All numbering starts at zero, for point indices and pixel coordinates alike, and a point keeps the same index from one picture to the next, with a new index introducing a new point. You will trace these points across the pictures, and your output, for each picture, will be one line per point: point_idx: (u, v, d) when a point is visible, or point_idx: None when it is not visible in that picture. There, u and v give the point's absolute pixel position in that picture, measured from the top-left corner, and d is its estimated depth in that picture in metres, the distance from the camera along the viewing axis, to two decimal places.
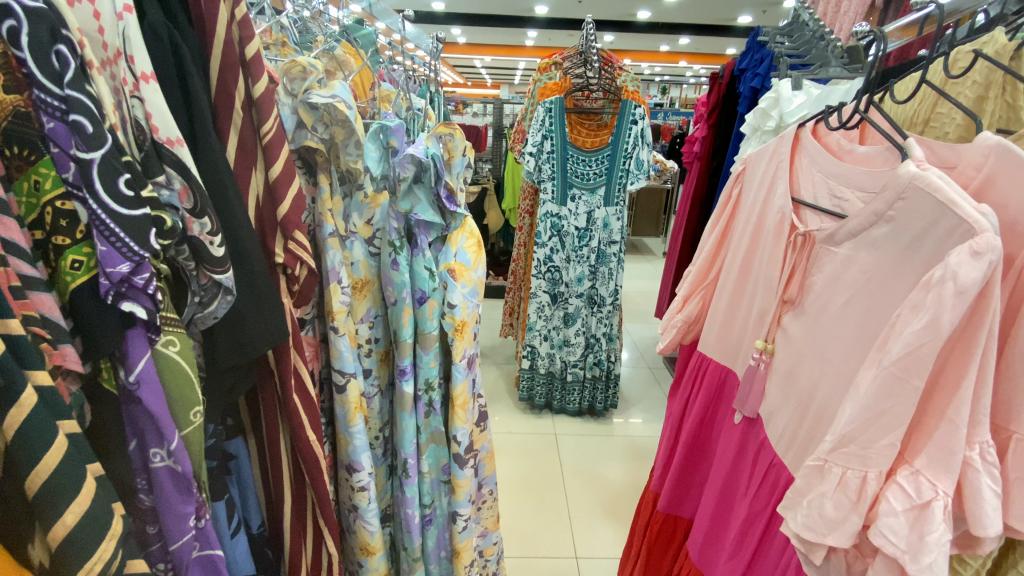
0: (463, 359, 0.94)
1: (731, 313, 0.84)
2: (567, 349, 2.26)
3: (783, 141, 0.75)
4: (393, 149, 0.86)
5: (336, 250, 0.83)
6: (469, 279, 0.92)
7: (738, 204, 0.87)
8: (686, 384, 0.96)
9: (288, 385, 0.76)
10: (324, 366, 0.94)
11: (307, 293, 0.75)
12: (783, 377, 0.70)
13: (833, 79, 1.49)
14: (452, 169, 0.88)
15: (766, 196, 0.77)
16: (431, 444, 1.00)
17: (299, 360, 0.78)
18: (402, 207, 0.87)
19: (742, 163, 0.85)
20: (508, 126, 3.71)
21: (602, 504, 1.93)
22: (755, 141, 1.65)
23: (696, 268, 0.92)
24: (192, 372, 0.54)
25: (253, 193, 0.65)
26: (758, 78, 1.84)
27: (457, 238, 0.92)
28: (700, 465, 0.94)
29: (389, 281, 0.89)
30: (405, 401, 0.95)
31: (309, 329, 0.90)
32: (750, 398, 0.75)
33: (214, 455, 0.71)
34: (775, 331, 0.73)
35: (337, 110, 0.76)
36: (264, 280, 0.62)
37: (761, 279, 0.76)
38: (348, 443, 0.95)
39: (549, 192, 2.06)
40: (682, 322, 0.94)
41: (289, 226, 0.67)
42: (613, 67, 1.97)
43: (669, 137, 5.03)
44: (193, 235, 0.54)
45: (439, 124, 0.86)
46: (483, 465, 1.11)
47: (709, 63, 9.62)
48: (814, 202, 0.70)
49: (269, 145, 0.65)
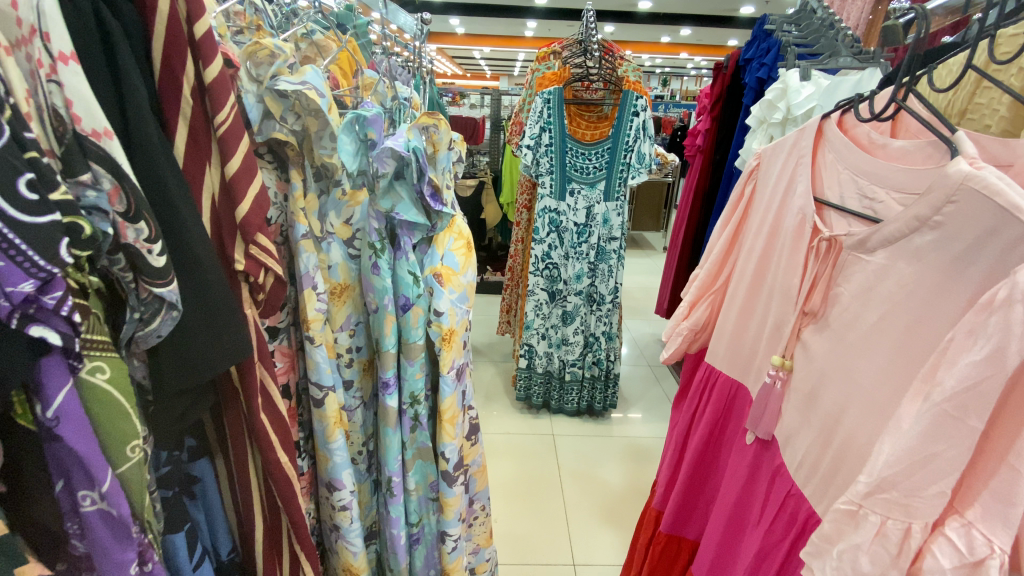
0: (451, 370, 0.87)
1: (744, 322, 0.77)
2: (565, 348, 2.19)
3: (803, 133, 0.68)
4: (371, 142, 0.79)
5: (310, 253, 0.76)
6: (458, 283, 0.84)
7: (751, 202, 0.80)
8: (692, 397, 0.89)
9: (254, 404, 0.69)
10: (301, 378, 0.87)
11: (274, 303, 0.68)
12: (803, 398, 0.63)
13: (842, 70, 1.44)
14: (437, 164, 0.79)
15: (784, 195, 0.70)
16: (418, 461, 0.93)
17: (266, 374, 0.70)
18: (382, 206, 0.78)
19: (756, 158, 0.78)
20: (506, 117, 3.62)
21: (600, 508, 1.87)
22: (761, 134, 1.57)
23: (704, 272, 0.85)
24: (127, 403, 0.47)
25: (206, 193, 0.58)
26: (764, 68, 1.74)
27: (444, 240, 0.84)
28: (707, 484, 0.87)
29: (370, 287, 0.81)
30: (389, 415, 0.87)
31: (283, 338, 0.82)
32: (764, 418, 0.68)
33: (171, 483, 0.64)
34: (795, 346, 0.65)
35: (308, 99, 0.69)
36: (217, 291, 0.55)
37: (779, 287, 0.69)
38: (327, 460, 0.88)
39: (546, 186, 1.98)
40: (688, 330, 0.87)
41: (249, 229, 0.60)
42: (613, 57, 1.89)
43: (670, 130, 4.93)
44: (127, 243, 0.47)
45: (422, 113, 0.76)
46: (475, 480, 1.04)
47: (711, 54, 9.49)
48: (840, 202, 0.63)
49: (225, 137, 0.58)
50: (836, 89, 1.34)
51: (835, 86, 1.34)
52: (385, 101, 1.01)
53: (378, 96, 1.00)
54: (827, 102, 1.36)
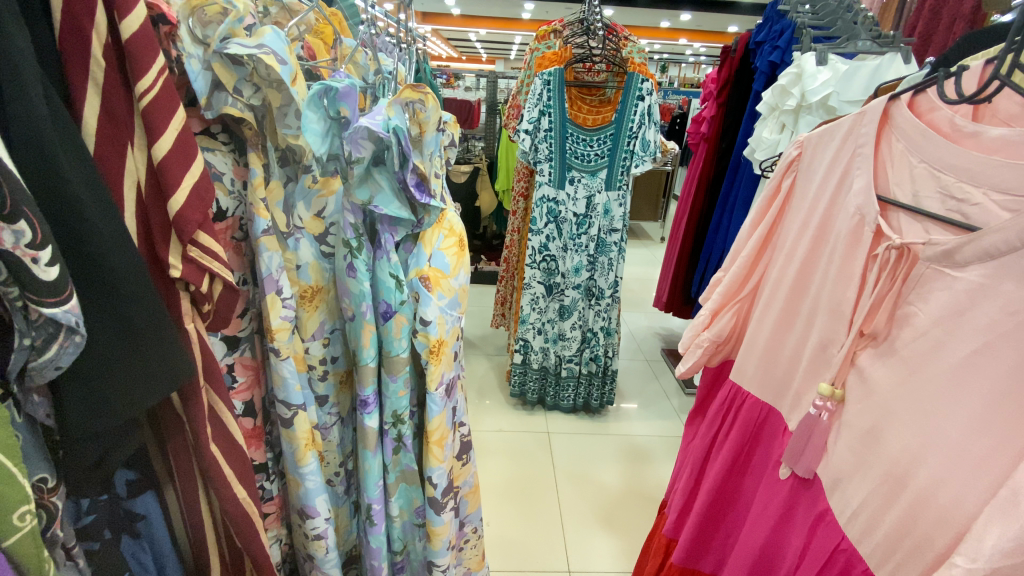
0: (440, 386, 0.76)
1: (779, 337, 0.67)
2: (561, 344, 2.08)
3: (864, 117, 0.57)
4: (343, 120, 0.65)
5: (273, 251, 0.65)
6: (448, 288, 0.72)
7: (790, 198, 0.69)
8: (711, 417, 0.79)
9: (203, 435, 0.58)
10: (267, 394, 0.76)
11: (225, 315, 0.57)
12: (860, 436, 0.53)
13: (860, 55, 1.36)
14: (423, 148, 0.66)
15: (836, 191, 0.59)
16: (402, 484, 0.83)
17: (216, 398, 0.59)
18: (359, 197, 0.65)
19: (797, 146, 0.67)
20: (503, 101, 3.47)
21: (597, 510, 1.78)
22: (771, 123, 1.43)
23: (730, 277, 0.75)
24: (13, 464, 0.38)
25: (130, 181, 0.46)
26: (777, 51, 1.60)
27: (433, 238, 0.71)
28: (728, 516, 0.77)
29: (345, 291, 0.70)
30: (368, 437, 0.76)
31: (244, 349, 0.71)
32: (806, 454, 0.58)
33: (94, 536, 0.53)
34: (848, 372, 0.56)
35: (265, 65, 0.57)
36: (141, 310, 0.45)
37: (827, 301, 0.59)
38: (298, 485, 0.77)
39: (546, 174, 1.85)
40: (709, 343, 0.77)
41: (186, 227, 0.48)
42: (617, 37, 1.77)
43: (668, 117, 4.78)
44: (3, 249, 0.35)
45: (404, 85, 0.63)
46: (466, 502, 0.94)
47: (710, 41, 9.30)
48: (912, 201, 0.53)
49: (150, 112, 0.46)
50: (854, 76, 1.22)
51: (854, 71, 1.23)
52: (367, 75, 0.90)
53: (359, 69, 0.89)
54: (846, 89, 1.25)
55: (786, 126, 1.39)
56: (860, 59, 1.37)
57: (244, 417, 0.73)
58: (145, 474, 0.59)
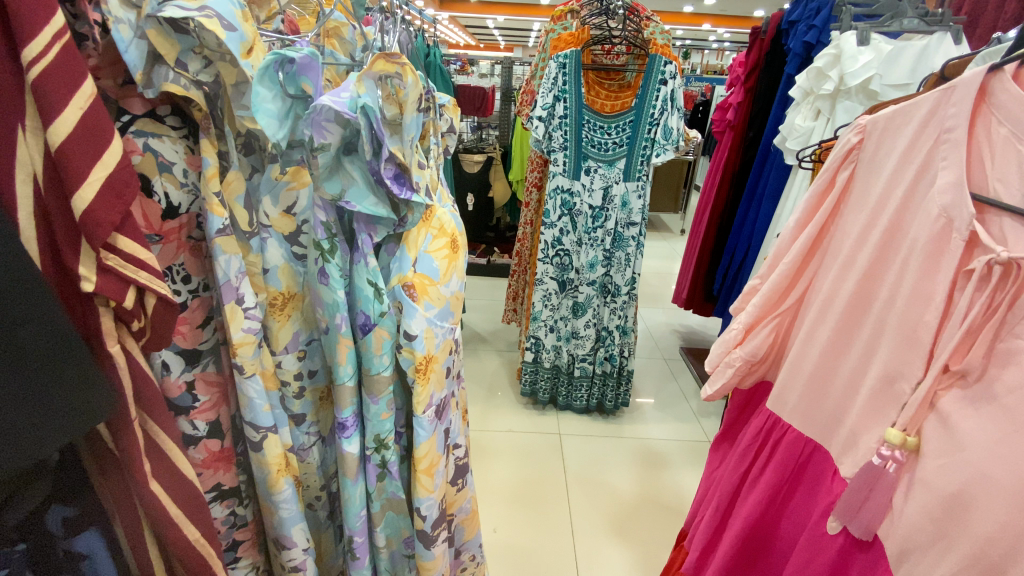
0: (428, 409, 0.66)
1: (832, 359, 0.57)
2: (574, 342, 1.96)
3: (952, 94, 0.46)
4: (307, 98, 0.56)
5: (231, 254, 0.56)
6: (437, 296, 0.63)
7: (847, 194, 0.58)
8: (742, 448, 0.68)
9: (139, 473, 0.49)
10: (237, 412, 0.67)
11: (164, 332, 0.48)
12: (941, 500, 0.44)
13: (905, 34, 1.20)
14: (402, 132, 0.55)
15: (911, 188, 0.49)
16: (388, 514, 0.73)
17: (152, 425, 0.51)
18: (327, 191, 0.55)
19: (859, 132, 0.56)
20: (518, 87, 3.31)
21: (608, 517, 1.68)
22: (805, 109, 1.28)
23: (769, 288, 0.63)
24: None
25: (22, 174, 0.37)
26: (813, 31, 1.44)
27: (418, 239, 0.61)
28: (760, 562, 0.66)
29: (318, 300, 0.60)
30: (348, 464, 0.66)
31: (208, 363, 0.62)
32: (865, 510, 0.49)
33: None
34: (926, 415, 0.47)
35: (208, 34, 0.48)
36: (32, 334, 0.37)
37: (896, 324, 0.49)
38: (272, 514, 0.69)
39: (559, 163, 1.73)
40: (742, 362, 0.66)
41: (95, 231, 0.39)
42: (639, 17, 1.65)
43: (692, 105, 4.56)
44: None
45: (377, 55, 0.51)
46: (462, 530, 0.85)
47: (734, 27, 8.94)
48: (1022, 203, 0.42)
49: (45, 90, 0.36)
50: (900, 56, 1.12)
51: (899, 51, 1.12)
52: (355, 52, 0.79)
53: (345, 45, 0.78)
54: (889, 71, 1.12)
55: (821, 112, 1.25)
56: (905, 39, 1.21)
57: (210, 439, 0.64)
58: (89, 510, 0.50)
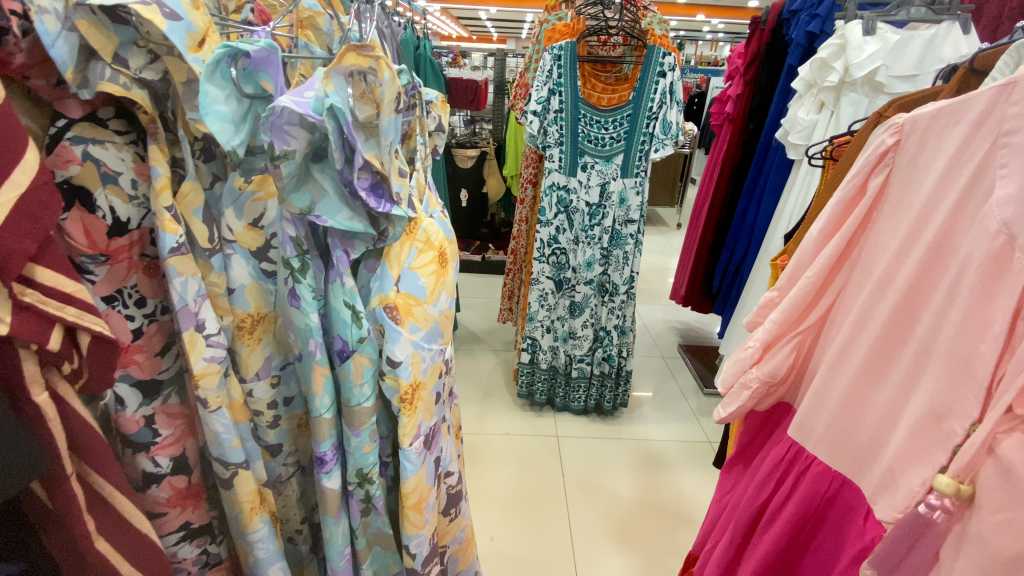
0: (416, 440, 0.60)
1: (865, 383, 0.52)
2: (572, 343, 1.90)
3: (1011, 91, 0.41)
4: (268, 97, 0.50)
5: (188, 275, 0.50)
6: (423, 317, 0.57)
7: (881, 200, 0.53)
8: (759, 477, 0.62)
9: (83, 531, 0.43)
10: (205, 445, 0.60)
11: (103, 373, 0.42)
12: (1000, 561, 0.39)
13: (912, 23, 1.14)
14: (380, 136, 0.48)
15: (962, 198, 0.44)
16: (375, 550, 0.67)
17: (96, 475, 0.44)
18: (295, 205, 0.48)
19: (894, 132, 0.51)
20: (511, 79, 3.23)
21: (608, 523, 1.63)
22: (808, 102, 1.22)
23: (792, 303, 0.58)
24: None
25: None
26: (816, 20, 1.37)
27: (401, 254, 0.55)
28: None
29: (290, 324, 0.54)
30: (329, 501, 0.60)
31: (168, 395, 0.56)
32: (908, 561, 0.46)
33: None
34: (983, 461, 0.41)
35: (148, 25, 0.42)
36: None
37: (944, 352, 0.45)
38: (246, 555, 0.62)
39: (555, 159, 1.67)
40: (760, 383, 0.60)
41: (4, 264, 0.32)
42: (636, 7, 1.58)
43: (687, 97, 4.51)
44: None
45: (348, 48, 0.44)
46: (455, 559, 0.80)
47: (728, 16, 8.83)
48: None
49: None
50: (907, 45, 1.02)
51: (906, 40, 1.03)
52: (332, 44, 0.72)
53: (322, 37, 0.72)
54: (897, 62, 1.05)
55: (826, 105, 1.19)
56: (912, 28, 1.14)
57: (174, 477, 0.57)
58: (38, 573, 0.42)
